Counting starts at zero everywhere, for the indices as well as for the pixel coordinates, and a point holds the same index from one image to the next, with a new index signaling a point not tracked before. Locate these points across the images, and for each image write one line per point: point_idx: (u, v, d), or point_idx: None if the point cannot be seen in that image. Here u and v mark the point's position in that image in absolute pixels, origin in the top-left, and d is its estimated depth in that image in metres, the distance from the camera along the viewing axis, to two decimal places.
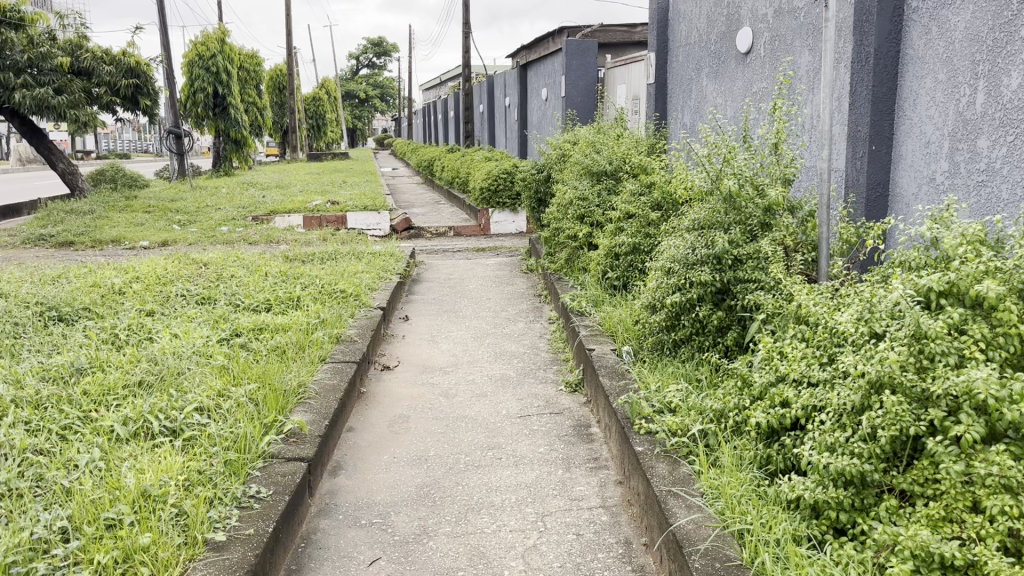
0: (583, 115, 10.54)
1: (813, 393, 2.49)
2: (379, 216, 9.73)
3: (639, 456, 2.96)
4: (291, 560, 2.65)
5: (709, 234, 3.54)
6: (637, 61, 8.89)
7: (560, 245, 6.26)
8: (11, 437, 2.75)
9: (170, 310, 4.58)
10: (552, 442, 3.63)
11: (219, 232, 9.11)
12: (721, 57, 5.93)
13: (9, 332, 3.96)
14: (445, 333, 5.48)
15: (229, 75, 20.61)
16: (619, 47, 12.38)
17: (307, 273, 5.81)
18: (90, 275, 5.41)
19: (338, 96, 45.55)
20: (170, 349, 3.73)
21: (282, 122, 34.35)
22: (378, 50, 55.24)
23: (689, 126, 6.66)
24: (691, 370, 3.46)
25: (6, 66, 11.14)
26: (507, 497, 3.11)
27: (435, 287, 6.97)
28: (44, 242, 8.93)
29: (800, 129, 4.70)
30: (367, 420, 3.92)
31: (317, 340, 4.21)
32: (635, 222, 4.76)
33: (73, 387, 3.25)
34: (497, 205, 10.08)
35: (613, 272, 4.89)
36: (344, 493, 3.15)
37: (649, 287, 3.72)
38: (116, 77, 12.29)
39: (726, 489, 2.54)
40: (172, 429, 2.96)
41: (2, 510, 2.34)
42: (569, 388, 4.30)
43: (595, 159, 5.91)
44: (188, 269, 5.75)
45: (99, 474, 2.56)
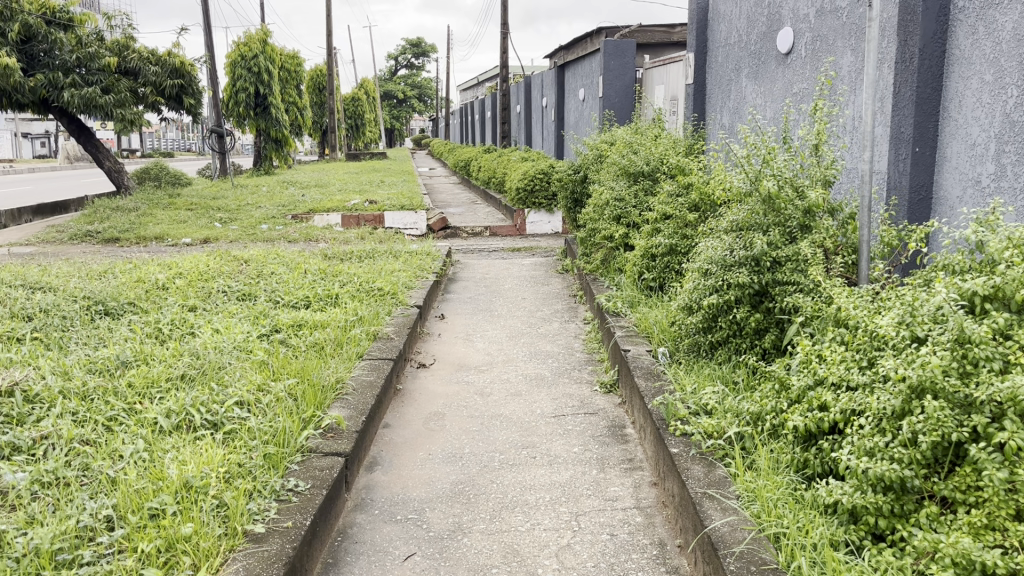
0: (621, 115, 10.51)
1: (852, 397, 2.45)
2: (416, 216, 9.79)
3: (674, 458, 2.95)
4: (327, 554, 2.69)
5: (748, 236, 3.52)
6: (675, 61, 8.84)
7: (595, 245, 6.25)
8: (58, 428, 2.83)
9: (212, 306, 4.67)
10: (587, 442, 3.64)
11: (259, 230, 9.22)
12: (761, 57, 5.88)
13: (57, 325, 4.06)
14: (480, 332, 5.51)
15: (271, 75, 20.90)
16: (658, 47, 12.33)
17: (345, 271, 5.87)
18: (135, 271, 5.53)
19: (376, 96, 45.95)
20: (212, 344, 3.79)
21: (321, 122, 34.68)
22: (417, 50, 55.54)
23: (728, 127, 6.61)
24: (728, 373, 3.44)
25: (55, 66, 11.41)
26: (541, 496, 3.12)
27: (470, 287, 6.99)
28: (90, 238, 9.13)
29: (841, 131, 4.65)
30: (403, 416, 3.95)
31: (354, 337, 4.26)
32: (672, 223, 4.73)
33: (118, 379, 3.33)
34: (533, 205, 10.10)
35: (650, 272, 4.88)
36: (380, 488, 3.18)
37: (686, 288, 3.70)
38: (162, 77, 12.49)
39: (762, 492, 2.52)
40: (212, 422, 3.02)
41: (50, 498, 2.41)
42: (604, 388, 4.29)
43: (633, 159, 5.90)
44: (229, 266, 5.84)
45: (143, 464, 2.62)
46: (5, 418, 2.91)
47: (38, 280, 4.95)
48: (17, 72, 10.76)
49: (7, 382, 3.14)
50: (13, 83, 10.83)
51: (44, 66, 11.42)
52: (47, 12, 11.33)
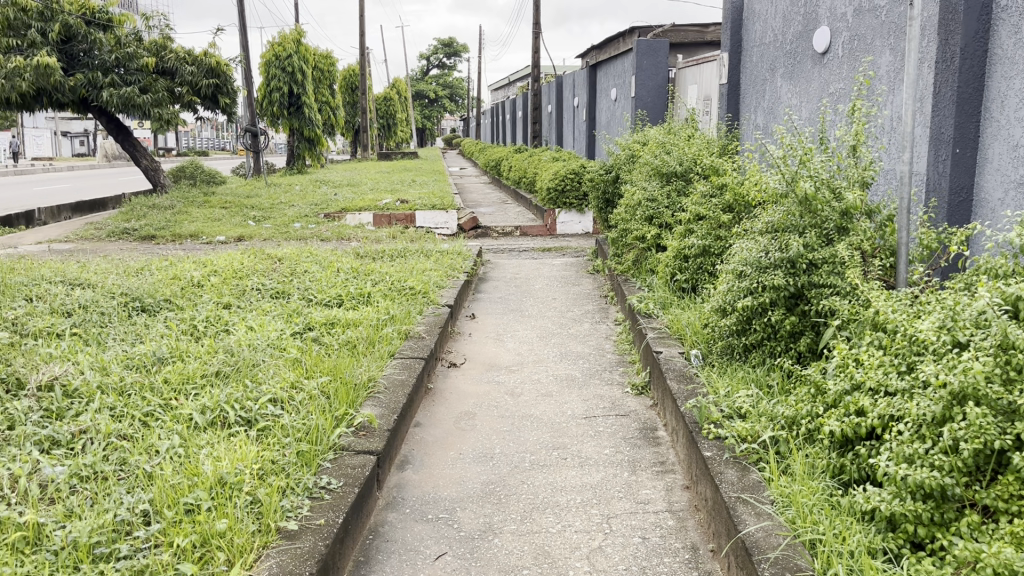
0: (653, 115, 10.46)
1: (891, 403, 2.40)
2: (447, 215, 9.82)
3: (707, 461, 2.92)
4: (358, 552, 2.69)
5: (784, 238, 3.47)
6: (708, 61, 8.78)
7: (627, 246, 6.21)
8: (97, 422, 2.87)
9: (246, 304, 4.71)
10: (618, 444, 3.62)
11: (292, 229, 9.30)
12: (797, 57, 5.81)
13: (96, 321, 4.13)
14: (511, 332, 5.50)
15: (305, 75, 21.09)
16: (691, 47, 12.27)
17: (377, 270, 5.89)
18: (171, 268, 5.60)
19: (408, 96, 46.19)
20: (246, 341, 3.83)
21: (354, 122, 34.89)
22: (449, 50, 55.72)
23: (762, 127, 6.54)
24: (762, 376, 3.40)
25: (95, 66, 11.61)
26: (572, 497, 3.10)
27: (501, 287, 6.99)
28: (127, 236, 9.26)
29: (879, 132, 4.58)
30: (434, 416, 3.95)
31: (386, 336, 4.29)
32: (705, 224, 4.69)
33: (154, 375, 3.37)
34: (564, 204, 10.08)
35: (682, 274, 4.85)
36: (411, 487, 3.19)
37: (720, 290, 3.66)
38: (198, 77, 12.62)
39: (797, 497, 2.48)
40: (247, 419, 3.05)
41: (88, 492, 2.45)
42: (635, 391, 4.27)
43: (665, 159, 5.87)
44: (263, 263, 5.89)
45: (178, 460, 2.65)
46: (45, 413, 2.97)
47: (78, 276, 5.04)
48: (58, 72, 10.98)
49: (48, 376, 3.19)
50: (53, 82, 11.04)
51: (83, 65, 11.63)
52: (87, 13, 11.57)
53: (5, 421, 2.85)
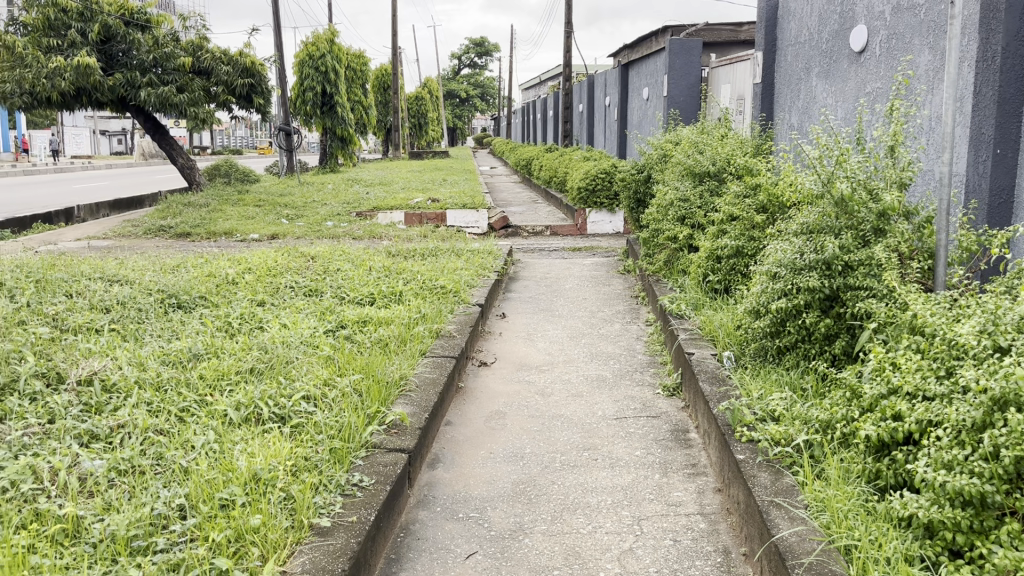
0: (686, 114, 10.39)
1: (929, 408, 2.36)
2: (477, 214, 9.86)
3: (740, 464, 2.89)
4: (390, 550, 2.71)
5: (819, 239, 3.43)
6: (742, 60, 8.72)
7: (659, 246, 6.17)
8: (134, 417, 2.92)
9: (280, 301, 4.76)
10: (649, 445, 3.60)
11: (324, 227, 9.38)
12: (833, 56, 5.74)
13: (134, 317, 4.19)
14: (541, 332, 5.50)
15: (338, 75, 21.28)
16: (724, 46, 12.18)
17: (408, 269, 5.92)
18: (206, 266, 5.67)
19: (439, 96, 46.42)
20: (280, 339, 3.87)
21: (386, 121, 35.08)
22: (480, 49, 55.89)
23: (797, 127, 6.47)
24: (796, 379, 3.36)
25: (133, 66, 11.79)
26: (603, 498, 3.09)
27: (531, 286, 6.99)
28: (164, 233, 9.40)
29: (918, 132, 4.52)
30: (464, 414, 3.97)
31: (418, 335, 4.30)
32: (739, 225, 4.65)
33: (190, 371, 3.42)
34: (595, 204, 10.05)
35: (715, 274, 4.81)
36: (442, 485, 3.20)
37: (754, 292, 3.63)
38: (234, 77, 12.69)
39: (832, 502, 2.45)
40: (280, 416, 3.09)
41: (126, 486, 2.49)
42: (667, 392, 4.25)
43: (698, 159, 5.83)
44: (296, 261, 5.95)
45: (213, 456, 2.69)
46: (85, 407, 3.02)
47: (116, 273, 5.12)
48: (97, 72, 11.18)
49: (87, 371, 3.25)
50: (93, 82, 11.25)
51: (122, 65, 11.82)
52: (126, 13, 11.76)
53: (46, 415, 2.91)
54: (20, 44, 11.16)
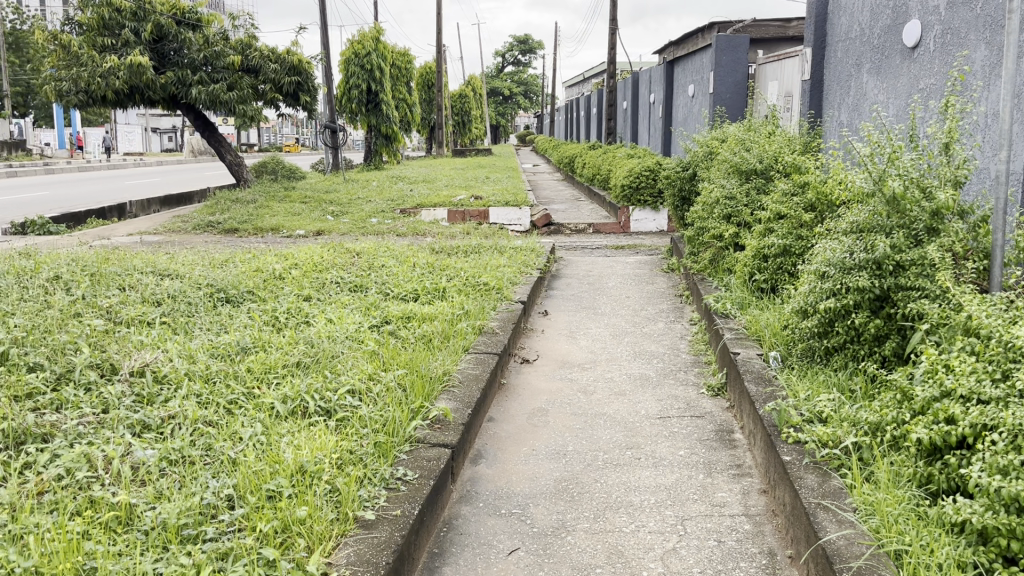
0: (732, 111, 10.28)
1: (984, 411, 2.30)
2: (520, 212, 9.87)
3: (787, 465, 2.85)
4: (433, 544, 2.73)
5: (869, 238, 3.37)
6: (790, 57, 8.60)
7: (704, 245, 6.10)
8: (184, 408, 2.98)
9: (325, 296, 4.81)
10: (693, 445, 3.56)
11: (369, 224, 9.46)
12: (885, 52, 5.62)
13: (184, 310, 4.27)
14: (583, 329, 5.48)
15: (383, 73, 21.48)
16: (772, 42, 12.01)
17: (452, 266, 5.95)
18: (254, 261, 5.77)
19: (482, 94, 46.58)
20: (326, 333, 3.92)
21: (430, 118, 35.27)
22: (525, 47, 55.91)
23: (846, 124, 6.35)
24: (845, 380, 3.30)
25: (184, 65, 12.03)
26: (646, 497, 3.08)
27: (574, 284, 6.97)
28: (212, 228, 9.57)
29: (973, 129, 4.42)
30: (507, 411, 3.97)
31: (461, 331, 4.32)
32: (786, 223, 4.58)
33: (239, 364, 3.47)
34: (638, 202, 9.98)
35: (761, 274, 4.74)
36: (484, 481, 3.21)
37: (801, 291, 3.57)
38: (281, 74, 12.76)
39: (882, 506, 2.40)
40: (326, 409, 3.12)
41: (176, 475, 2.54)
42: (711, 392, 4.20)
43: (744, 157, 5.76)
44: (342, 257, 6.01)
45: (261, 447, 2.73)
46: (137, 398, 3.09)
47: (167, 267, 5.23)
48: (149, 70, 11.42)
49: (139, 363, 3.32)
50: (145, 80, 11.50)
51: (173, 64, 12.05)
52: (177, 13, 12.00)
53: (100, 405, 2.98)
54: (76, 44, 11.46)
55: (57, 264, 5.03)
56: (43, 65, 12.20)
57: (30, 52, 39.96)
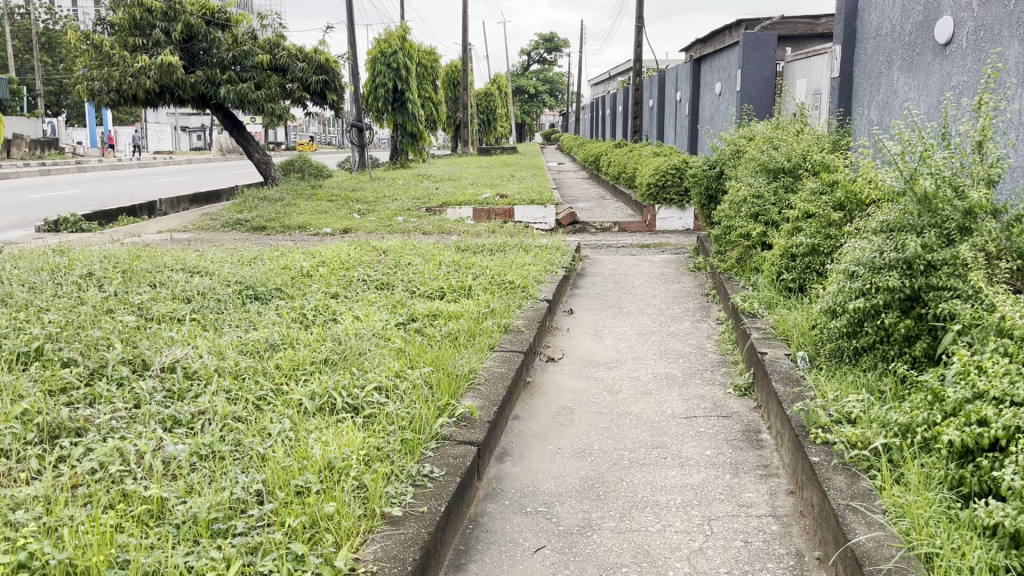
0: (760, 109, 10.20)
1: (1017, 414, 2.26)
2: (545, 211, 9.87)
3: (815, 466, 2.83)
4: (459, 541, 2.74)
5: (900, 237, 3.33)
6: (819, 54, 8.52)
7: (731, 243, 6.06)
8: (214, 404, 3.01)
9: (353, 294, 4.85)
10: (719, 445, 3.55)
11: (395, 222, 9.51)
12: (917, 49, 5.55)
13: (213, 307, 4.32)
14: (609, 328, 5.47)
15: (409, 71, 21.57)
16: (801, 39, 11.91)
17: (477, 264, 5.96)
18: (282, 258, 5.82)
19: (508, 92, 46.62)
20: (353, 331, 3.94)
21: (455, 117, 35.34)
22: (550, 45, 55.83)
23: (877, 122, 6.28)
24: (874, 381, 3.26)
25: (213, 63, 12.12)
26: (673, 497, 3.07)
27: (599, 282, 6.96)
28: (241, 226, 9.67)
29: (1007, 126, 4.36)
30: (533, 409, 3.98)
31: (486, 329, 4.33)
32: (814, 222, 4.53)
33: (267, 361, 3.51)
34: (664, 200, 9.94)
35: (789, 273, 4.71)
36: (510, 479, 3.22)
37: (830, 291, 3.54)
38: (309, 73, 12.80)
39: (912, 509, 2.37)
40: (353, 406, 3.15)
41: (206, 470, 2.57)
42: (738, 391, 4.17)
43: (772, 155, 5.72)
44: (369, 255, 6.05)
45: (289, 443, 2.75)
46: (168, 393, 3.13)
47: (196, 264, 5.28)
48: (179, 70, 11.55)
49: (170, 359, 3.36)
50: (175, 79, 11.63)
51: (203, 63, 12.17)
52: (207, 13, 12.13)
53: (132, 400, 3.02)
54: (108, 44, 11.63)
55: (90, 261, 5.10)
56: (76, 65, 12.39)
57: (63, 52, 40.61)
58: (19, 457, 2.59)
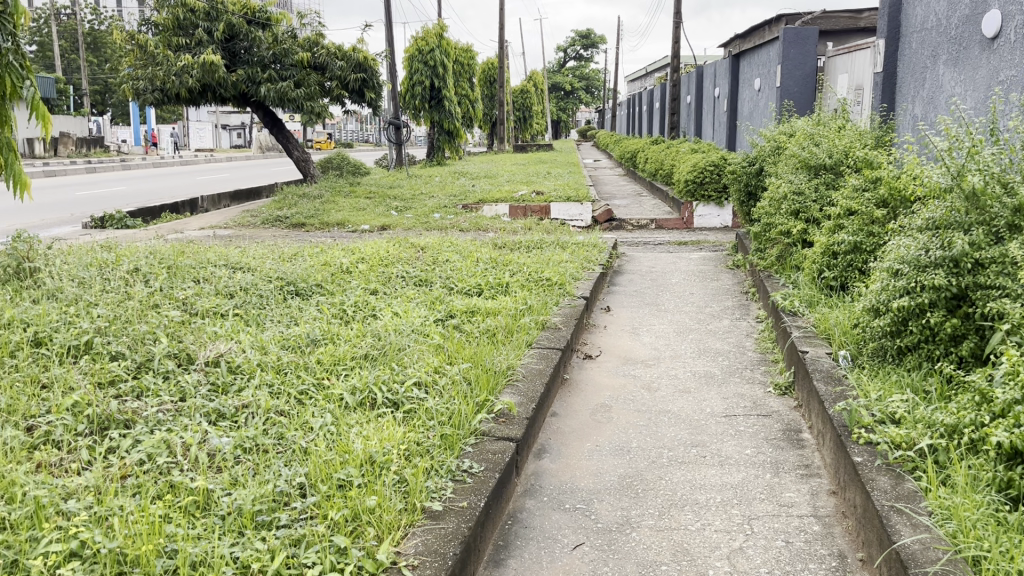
0: (801, 106, 10.07)
1: None
2: (582, 208, 9.86)
3: (858, 466, 2.79)
4: (498, 537, 2.75)
5: (946, 235, 3.28)
6: (862, 49, 8.38)
7: (771, 241, 5.99)
8: (257, 398, 3.06)
9: (392, 290, 4.89)
10: (759, 445, 3.51)
11: (432, 219, 9.56)
12: (963, 43, 5.45)
13: (256, 303, 4.38)
14: (647, 326, 5.45)
15: (446, 69, 21.64)
16: (843, 34, 11.73)
17: (515, 261, 5.97)
18: (322, 255, 5.88)
19: (543, 89, 46.61)
20: (393, 327, 3.98)
21: (491, 114, 35.36)
22: (587, 42, 55.64)
23: (921, 118, 6.17)
24: (918, 381, 3.21)
25: (253, 62, 12.31)
26: (712, 496, 3.04)
27: (637, 280, 6.93)
28: (280, 223, 9.79)
29: None
30: (571, 406, 3.98)
31: (524, 326, 4.33)
32: (857, 219, 4.46)
33: (309, 356, 3.55)
34: (702, 197, 9.87)
35: (830, 271, 4.64)
36: (549, 475, 3.22)
37: (873, 289, 3.49)
38: (347, 72, 12.86)
39: (959, 511, 2.33)
40: (393, 401, 3.18)
41: (251, 463, 2.61)
42: (778, 390, 4.12)
43: (813, 151, 5.65)
44: (407, 252, 6.09)
45: (331, 437, 2.79)
46: (212, 386, 3.18)
47: (238, 261, 5.37)
48: (221, 69, 11.71)
49: (214, 353, 3.42)
50: (217, 78, 11.79)
51: (244, 62, 12.33)
52: (247, 13, 12.30)
53: (178, 393, 3.08)
54: (152, 44, 11.86)
55: (137, 257, 5.21)
56: (121, 65, 12.65)
57: (108, 51, 41.40)
58: (70, 448, 2.66)
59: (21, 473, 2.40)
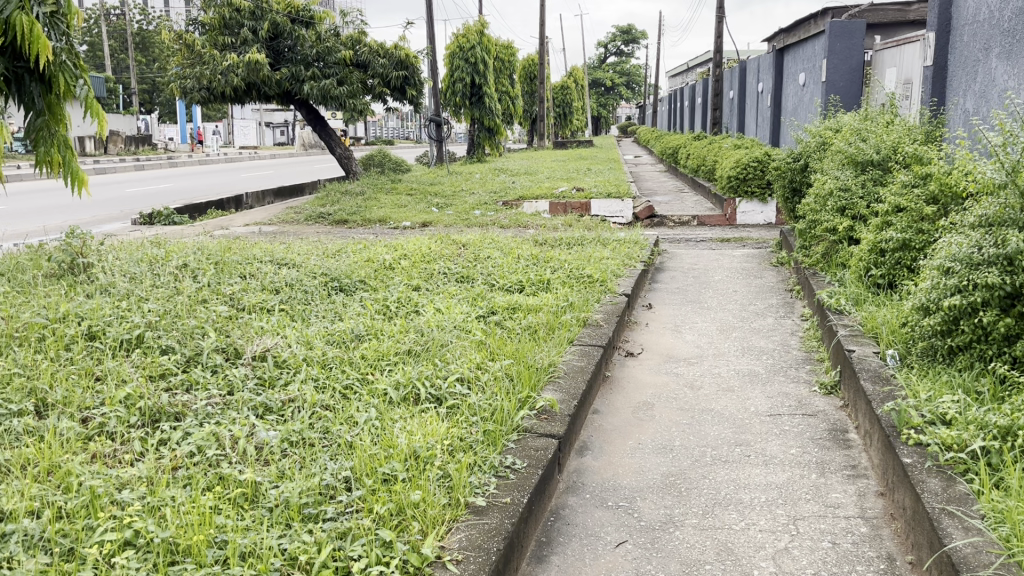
0: (847, 100, 9.90)
1: None
2: (623, 204, 9.81)
3: (907, 467, 2.74)
4: (541, 533, 2.76)
5: (999, 232, 3.20)
6: (911, 42, 8.21)
7: (816, 238, 5.90)
8: (304, 392, 3.11)
9: (434, 286, 4.92)
10: (805, 444, 3.47)
11: (473, 216, 9.58)
12: (1017, 35, 5.32)
13: (301, 298, 4.44)
14: (689, 323, 5.40)
15: (487, 65, 21.67)
16: (891, 27, 11.51)
17: (556, 257, 5.96)
18: (364, 251, 5.93)
19: (583, 85, 46.47)
20: (435, 323, 4.00)
21: (532, 111, 35.34)
22: (628, 37, 55.31)
23: (973, 113, 6.04)
24: (970, 381, 3.14)
25: (297, 61, 12.44)
26: (756, 496, 3.01)
27: (679, 277, 6.88)
28: (323, 220, 9.89)
29: None
30: (613, 403, 3.97)
31: (566, 323, 4.33)
32: (905, 217, 4.37)
33: (353, 351, 3.59)
34: (746, 194, 9.75)
35: (878, 269, 4.56)
36: (591, 472, 3.22)
37: (923, 287, 3.42)
38: (389, 69, 12.93)
39: (1013, 514, 2.27)
40: (437, 396, 3.20)
41: (297, 456, 2.65)
42: (824, 390, 4.06)
43: (860, 148, 5.56)
44: (449, 248, 6.12)
45: (376, 432, 2.81)
46: (259, 380, 3.24)
47: (284, 256, 5.44)
48: (265, 67, 11.86)
49: (261, 348, 3.47)
50: (262, 77, 11.95)
51: (288, 60, 12.50)
52: (291, 11, 12.45)
53: (226, 387, 3.13)
54: (199, 44, 12.10)
55: (185, 253, 5.31)
56: (169, 64, 12.89)
57: (156, 51, 42.20)
58: (123, 439, 2.72)
59: (77, 463, 2.46)
